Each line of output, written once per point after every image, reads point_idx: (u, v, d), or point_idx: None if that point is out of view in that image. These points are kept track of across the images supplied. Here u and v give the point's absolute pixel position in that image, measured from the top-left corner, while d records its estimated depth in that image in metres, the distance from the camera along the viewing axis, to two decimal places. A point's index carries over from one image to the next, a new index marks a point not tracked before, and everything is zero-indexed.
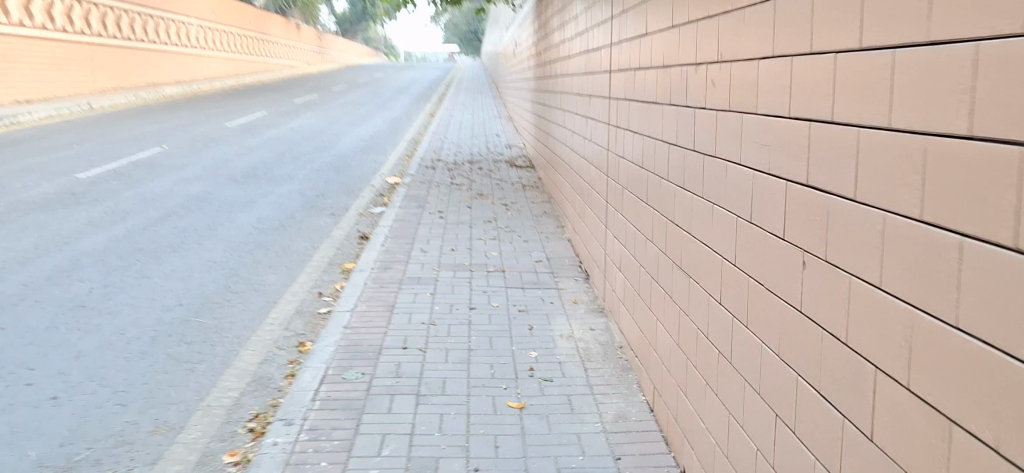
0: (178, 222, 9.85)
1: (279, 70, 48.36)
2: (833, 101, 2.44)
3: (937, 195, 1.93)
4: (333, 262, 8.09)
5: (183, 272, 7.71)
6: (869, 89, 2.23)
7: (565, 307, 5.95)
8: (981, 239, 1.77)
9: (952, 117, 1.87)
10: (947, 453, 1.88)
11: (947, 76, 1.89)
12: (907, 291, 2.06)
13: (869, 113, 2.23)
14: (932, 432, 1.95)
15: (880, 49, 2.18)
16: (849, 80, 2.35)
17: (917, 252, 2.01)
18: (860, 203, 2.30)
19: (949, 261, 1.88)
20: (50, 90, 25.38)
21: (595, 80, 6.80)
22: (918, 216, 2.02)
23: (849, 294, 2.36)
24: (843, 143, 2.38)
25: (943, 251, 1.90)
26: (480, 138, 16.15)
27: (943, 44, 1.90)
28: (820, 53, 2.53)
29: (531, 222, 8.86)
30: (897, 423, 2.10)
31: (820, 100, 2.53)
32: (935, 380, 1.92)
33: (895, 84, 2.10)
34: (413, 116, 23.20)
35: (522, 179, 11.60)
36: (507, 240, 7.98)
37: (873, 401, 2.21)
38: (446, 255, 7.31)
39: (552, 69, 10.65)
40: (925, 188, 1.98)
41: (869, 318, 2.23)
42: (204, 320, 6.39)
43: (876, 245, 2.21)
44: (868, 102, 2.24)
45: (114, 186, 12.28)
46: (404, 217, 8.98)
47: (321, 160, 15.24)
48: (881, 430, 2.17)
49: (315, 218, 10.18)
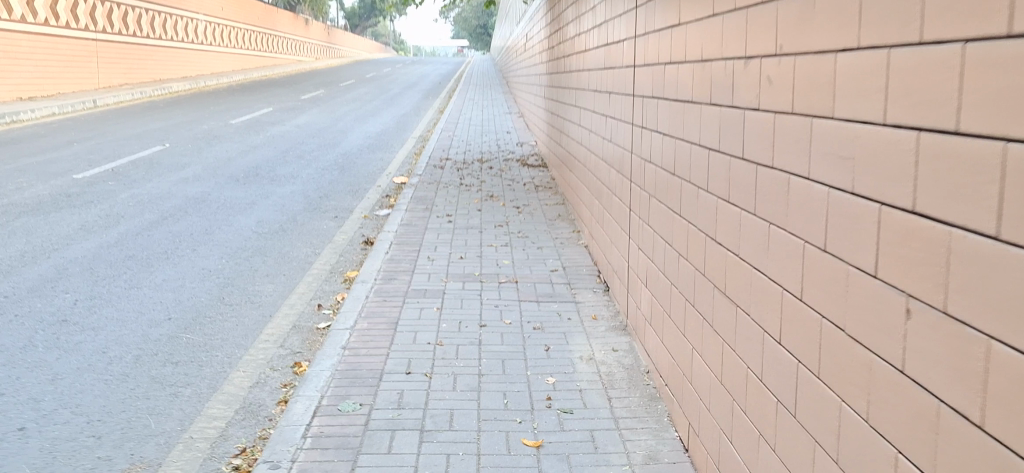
0: (174, 226, 9.39)
1: (286, 65, 47.81)
2: (879, 102, 2.33)
3: (973, 200, 1.90)
4: (335, 271, 7.61)
5: (175, 282, 7.26)
6: (908, 89, 2.17)
7: (584, 325, 5.48)
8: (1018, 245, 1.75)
9: (1000, 119, 1.80)
10: (972, 452, 1.89)
11: (992, 78, 1.83)
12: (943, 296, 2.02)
13: (907, 113, 2.17)
14: (961, 435, 1.94)
15: (919, 48, 2.12)
16: (896, 79, 2.24)
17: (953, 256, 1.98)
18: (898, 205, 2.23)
19: (985, 265, 1.86)
20: (52, 87, 24.87)
21: (618, 77, 6.30)
22: (956, 218, 1.98)
23: (889, 300, 2.27)
24: (881, 144, 2.31)
25: (978, 254, 1.88)
26: (489, 135, 15.62)
27: (985, 47, 1.85)
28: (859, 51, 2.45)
29: (545, 225, 8.37)
30: (928, 426, 2.07)
31: (867, 101, 2.41)
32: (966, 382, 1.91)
33: (935, 85, 2.04)
34: (421, 113, 22.68)
35: (533, 179, 11.09)
36: (520, 246, 7.49)
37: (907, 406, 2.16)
38: (454, 265, 6.83)
39: (566, 64, 10.14)
40: (960, 192, 1.95)
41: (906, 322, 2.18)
42: (193, 337, 5.94)
43: (914, 249, 2.15)
44: (906, 102, 2.18)
45: (109, 187, 11.80)
46: (411, 221, 8.50)
47: (325, 159, 14.74)
48: (915, 436, 2.13)
49: (318, 222, 9.70)
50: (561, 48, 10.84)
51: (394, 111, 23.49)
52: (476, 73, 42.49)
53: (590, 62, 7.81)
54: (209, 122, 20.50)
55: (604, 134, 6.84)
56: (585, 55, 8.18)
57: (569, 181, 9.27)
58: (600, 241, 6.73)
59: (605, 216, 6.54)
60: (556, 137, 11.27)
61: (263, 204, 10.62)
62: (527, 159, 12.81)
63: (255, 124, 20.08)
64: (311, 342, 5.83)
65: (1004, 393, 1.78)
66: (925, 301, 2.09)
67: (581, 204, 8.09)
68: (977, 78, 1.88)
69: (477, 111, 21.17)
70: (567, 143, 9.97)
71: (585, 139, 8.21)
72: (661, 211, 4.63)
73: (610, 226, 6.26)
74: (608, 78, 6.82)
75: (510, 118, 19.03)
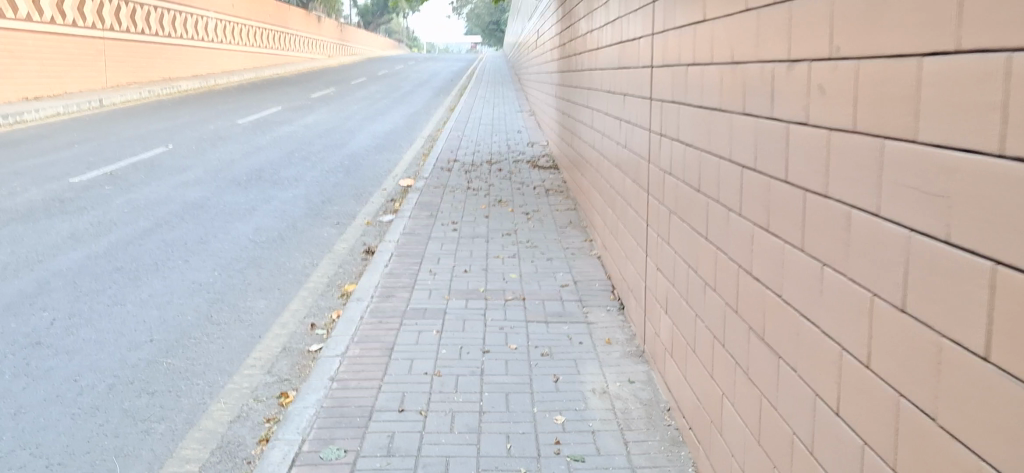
0: (167, 234, 8.94)
1: (297, 63, 47.39)
2: (830, 108, 2.25)
3: (925, 205, 1.81)
4: (333, 284, 7.14)
5: (162, 297, 6.81)
6: (860, 95, 2.08)
7: (598, 350, 4.94)
8: (978, 252, 1.64)
9: (959, 125, 1.69)
10: (939, 465, 1.75)
11: (945, 86, 1.74)
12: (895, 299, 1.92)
13: (859, 117, 2.08)
14: (923, 447, 1.81)
15: (869, 55, 2.04)
16: (846, 86, 2.16)
17: (904, 262, 1.88)
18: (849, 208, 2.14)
19: (942, 272, 1.75)
20: (60, 86, 24.49)
21: (628, 76, 5.73)
22: (905, 223, 1.88)
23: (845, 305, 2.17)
24: (833, 148, 2.23)
25: (931, 261, 1.78)
26: (500, 135, 15.10)
27: (938, 53, 1.76)
28: (811, 56, 2.37)
29: (556, 233, 7.87)
30: (890, 435, 1.94)
31: (818, 104, 2.33)
32: (929, 392, 1.78)
33: (887, 92, 1.95)
34: (431, 111, 22.17)
35: (544, 181, 10.57)
36: (528, 258, 6.98)
37: (869, 413, 2.04)
38: (457, 279, 6.33)
39: (578, 62, 9.62)
40: (912, 198, 1.85)
41: (862, 327, 2.07)
42: (174, 361, 5.49)
43: (865, 254, 2.06)
44: (858, 107, 2.10)
45: (105, 192, 11.34)
46: (414, 229, 8.01)
47: (331, 160, 14.28)
48: (878, 444, 2.00)
49: (318, 229, 9.23)
50: (572, 45, 10.31)
51: (405, 109, 23.00)
52: (489, 70, 41.94)
53: (600, 59, 7.28)
54: (216, 122, 20.07)
55: (616, 137, 6.28)
56: (596, 52, 7.65)
57: (581, 185, 8.73)
58: (614, 253, 6.15)
59: (619, 226, 5.97)
60: (568, 138, 10.73)
61: (263, 210, 10.16)
62: (539, 160, 12.28)
63: (263, 124, 19.63)
64: (301, 367, 5.36)
65: (968, 407, 1.65)
66: (878, 305, 1.99)
67: (595, 210, 7.52)
68: (930, 83, 1.78)
69: (488, 109, 20.65)
70: (579, 143, 9.39)
71: (596, 140, 7.63)
72: (675, 227, 4.05)
73: (625, 237, 5.68)
74: (617, 76, 6.26)
75: (522, 116, 18.50)
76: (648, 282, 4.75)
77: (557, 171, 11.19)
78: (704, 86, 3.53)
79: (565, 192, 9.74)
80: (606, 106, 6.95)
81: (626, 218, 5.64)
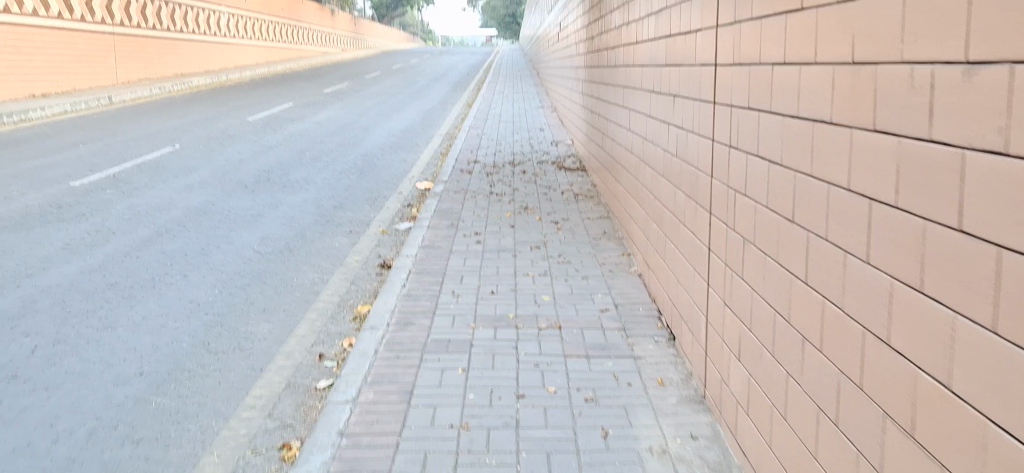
0: (167, 245, 8.31)
1: (311, 57, 46.76)
2: (866, 111, 2.40)
3: (957, 202, 1.95)
4: (345, 304, 6.48)
5: (158, 319, 6.18)
6: (895, 100, 2.24)
7: (650, 393, 4.27)
8: (1003, 243, 1.79)
9: (989, 128, 1.84)
10: (978, 444, 1.86)
11: (971, 95, 1.90)
12: (929, 287, 2.06)
13: (895, 121, 2.24)
14: (959, 426, 1.92)
15: (903, 64, 2.21)
16: (882, 92, 2.32)
17: (934, 253, 2.04)
18: (885, 204, 2.29)
19: (969, 259, 1.90)
20: (68, 83, 23.92)
21: (675, 75, 5.02)
22: (935, 218, 2.04)
23: (885, 297, 2.27)
24: (869, 150, 2.38)
25: (960, 251, 1.93)
26: (521, 134, 14.39)
27: (965, 65, 1.93)
28: (848, 62, 2.51)
29: (589, 246, 7.18)
30: (928, 418, 2.05)
31: (852, 109, 2.49)
32: (966, 373, 1.90)
33: (921, 98, 2.11)
34: (448, 108, 21.46)
35: (572, 185, 9.86)
36: (561, 276, 6.30)
37: (913, 400, 2.12)
38: (483, 303, 5.67)
39: (609, 57, 8.91)
40: (940, 193, 2.02)
41: (899, 315, 2.19)
42: (165, 400, 4.85)
43: (900, 244, 2.20)
44: (893, 112, 2.25)
45: (105, 196, 10.68)
46: (434, 240, 7.35)
47: (345, 160, 13.62)
48: (920, 428, 2.09)
49: (330, 239, 8.58)
50: (602, 39, 9.61)
51: (421, 105, 22.30)
52: (505, 64, 41.16)
53: (640, 56, 6.58)
54: (227, 119, 19.43)
55: (659, 143, 5.58)
56: (634, 48, 6.95)
57: (615, 191, 8.02)
58: (661, 274, 5.46)
59: (665, 244, 5.28)
60: (597, 138, 10.02)
61: (272, 217, 9.51)
62: (564, 161, 11.58)
63: (275, 122, 18.99)
64: (307, 409, 4.71)
65: (1000, 384, 1.78)
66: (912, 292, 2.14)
67: (633, 220, 6.81)
68: (961, 92, 1.94)
69: (507, 105, 19.93)
70: (609, 145, 8.68)
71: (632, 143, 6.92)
72: (751, 259, 3.38)
73: (675, 259, 4.98)
74: (661, 76, 5.55)
75: (543, 113, 17.76)
76: (711, 318, 4.07)
77: (586, 174, 10.49)
78: (802, 93, 2.86)
79: (595, 197, 9.04)
80: (646, 107, 6.24)
81: (676, 237, 4.95)
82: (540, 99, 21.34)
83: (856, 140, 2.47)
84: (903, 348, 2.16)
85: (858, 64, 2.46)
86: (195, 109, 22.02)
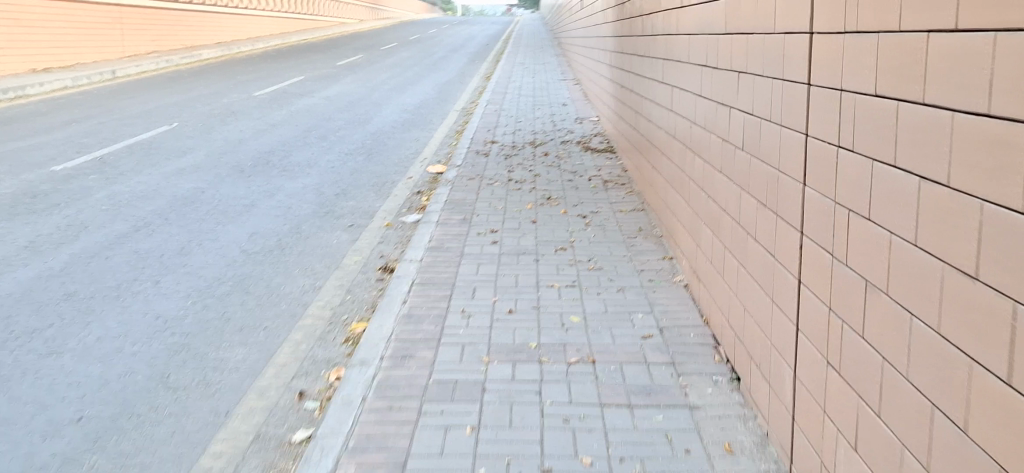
0: (144, 243, 7.34)
1: (327, 28, 45.62)
2: (878, 78, 2.42)
3: (961, 168, 1.96)
4: (337, 322, 5.49)
5: (115, 341, 5.21)
6: (905, 67, 2.25)
7: (717, 468, 3.25)
8: (1000, 204, 1.80)
9: (990, 94, 1.84)
10: (993, 407, 1.82)
11: (975, 64, 1.91)
12: (938, 250, 2.06)
13: (905, 88, 2.25)
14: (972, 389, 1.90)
15: (914, 31, 2.20)
16: (893, 60, 2.32)
17: (940, 216, 2.06)
18: (899, 168, 2.29)
19: (971, 221, 1.91)
20: (71, 57, 22.97)
21: (738, 46, 3.97)
22: (941, 182, 2.05)
23: (902, 262, 2.25)
24: (884, 116, 2.37)
25: (965, 214, 1.94)
26: (543, 110, 13.32)
27: (969, 33, 1.93)
28: (863, 30, 2.51)
29: (623, 247, 6.16)
30: (940, 379, 2.04)
31: (865, 76, 2.50)
32: (974, 332, 1.88)
33: (930, 65, 2.11)
34: (465, 81, 20.36)
35: (601, 169, 8.82)
36: (593, 288, 5.28)
37: (930, 363, 2.08)
38: (499, 327, 4.66)
39: (642, 25, 7.84)
40: (947, 159, 2.02)
41: (912, 278, 2.19)
42: (100, 460, 3.87)
43: (912, 207, 2.20)
44: (905, 79, 2.25)
45: (86, 184, 9.70)
46: (443, 239, 6.33)
47: (352, 140, 12.60)
48: (937, 391, 2.05)
49: (328, 234, 7.58)
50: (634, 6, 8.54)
51: (437, 78, 21.19)
52: (525, 34, 39.84)
53: (684, 24, 5.52)
54: (233, 94, 18.42)
55: (713, 130, 4.53)
56: (676, 15, 5.89)
57: (652, 181, 6.98)
58: (719, 294, 4.42)
59: (727, 259, 4.24)
60: (627, 117, 8.96)
61: (266, 207, 8.52)
62: (590, 141, 10.53)
63: (283, 96, 17.96)
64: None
65: (1003, 340, 1.77)
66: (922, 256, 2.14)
67: (677, 218, 5.76)
68: (965, 61, 1.94)
69: (527, 78, 18.80)
70: (642, 125, 7.62)
71: (674, 126, 5.87)
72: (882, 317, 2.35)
73: (741, 282, 3.95)
74: (715, 47, 4.50)
75: (566, 87, 16.65)
76: (802, 375, 3.04)
77: (615, 156, 9.44)
78: (995, 79, 1.82)
79: (629, 185, 7.99)
80: (692, 85, 5.18)
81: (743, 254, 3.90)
82: (562, 71, 20.19)
83: (870, 106, 2.47)
84: (918, 312, 2.14)
85: (871, 33, 2.45)
86: (201, 83, 21.04)
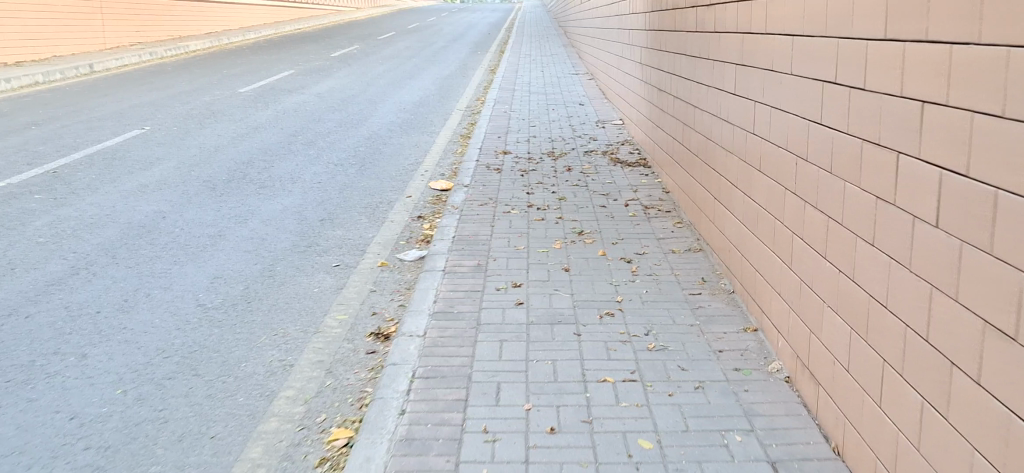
0: (79, 292, 5.91)
1: (323, 17, 44.03)
2: (944, 88, 2.47)
3: None
4: (312, 425, 4.06)
5: (4, 460, 3.78)
6: (971, 80, 2.34)
7: None
8: None
9: None
10: None
11: None
12: (1013, 259, 2.14)
13: (970, 98, 2.33)
14: None
15: (979, 44, 2.31)
16: (960, 71, 2.39)
17: (1005, 223, 2.17)
18: (965, 177, 2.36)
19: None
20: (48, 51, 21.48)
21: (926, 63, 2.58)
22: (1006, 191, 2.17)
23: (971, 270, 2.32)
24: (949, 126, 2.44)
25: None
26: (558, 111, 11.87)
27: None
28: (926, 37, 2.58)
29: (687, 309, 4.74)
30: (1015, 387, 2.11)
31: (927, 83, 2.57)
32: None
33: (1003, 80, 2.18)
34: (468, 75, 18.86)
35: (637, 190, 7.38)
36: (661, 384, 3.84)
37: (1011, 378, 2.13)
38: (539, 463, 3.22)
39: (685, 18, 6.47)
40: (1012, 169, 2.14)
41: (984, 289, 2.26)
42: None
43: (983, 218, 2.27)
44: (968, 90, 2.35)
45: (26, 207, 8.23)
46: (452, 298, 4.90)
47: (344, 145, 11.15)
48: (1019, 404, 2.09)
49: (308, 278, 6.15)
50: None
51: (437, 72, 19.69)
52: (530, 22, 38.24)
53: (776, 19, 4.11)
54: (217, 91, 16.94)
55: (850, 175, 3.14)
56: (755, 8, 4.49)
57: (713, 216, 5.57)
58: (862, 422, 3.04)
59: (885, 377, 2.84)
60: (665, 125, 7.57)
61: (236, 240, 7.09)
62: (618, 151, 9.11)
63: (271, 93, 16.47)
64: None
65: None
66: (996, 264, 2.21)
67: (763, 275, 4.36)
68: None
69: (536, 72, 17.32)
70: (693, 142, 6.24)
71: (754, 152, 4.49)
72: None
73: (927, 429, 2.56)
74: (856, 55, 3.09)
75: (580, 83, 15.15)
76: None
77: (651, 173, 8.02)
78: None
79: (676, 215, 6.57)
80: (795, 107, 3.80)
81: (935, 388, 2.51)
82: (573, 64, 18.70)
83: (934, 115, 2.53)
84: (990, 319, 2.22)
85: (938, 42, 2.51)
86: (184, 78, 19.55)
